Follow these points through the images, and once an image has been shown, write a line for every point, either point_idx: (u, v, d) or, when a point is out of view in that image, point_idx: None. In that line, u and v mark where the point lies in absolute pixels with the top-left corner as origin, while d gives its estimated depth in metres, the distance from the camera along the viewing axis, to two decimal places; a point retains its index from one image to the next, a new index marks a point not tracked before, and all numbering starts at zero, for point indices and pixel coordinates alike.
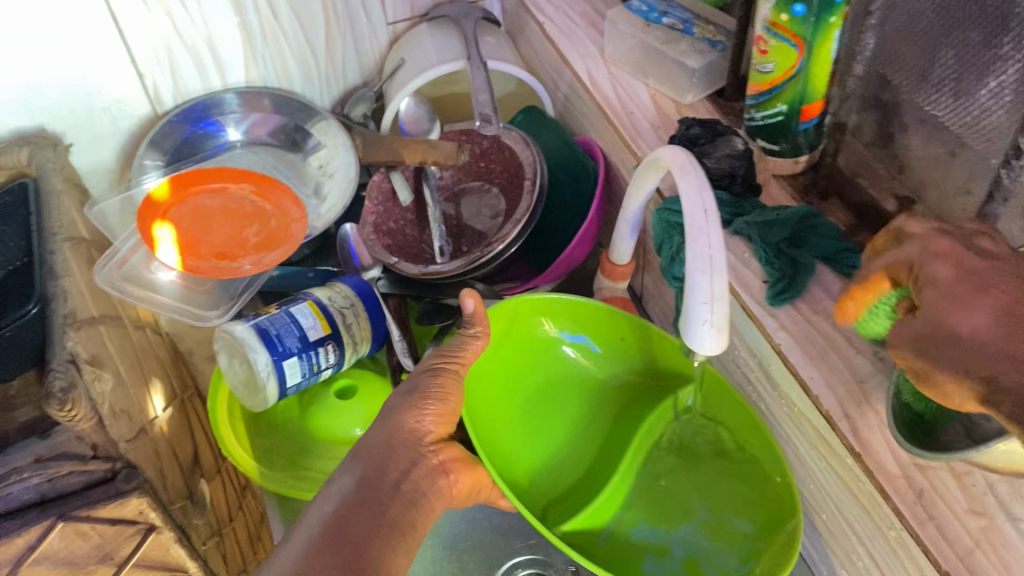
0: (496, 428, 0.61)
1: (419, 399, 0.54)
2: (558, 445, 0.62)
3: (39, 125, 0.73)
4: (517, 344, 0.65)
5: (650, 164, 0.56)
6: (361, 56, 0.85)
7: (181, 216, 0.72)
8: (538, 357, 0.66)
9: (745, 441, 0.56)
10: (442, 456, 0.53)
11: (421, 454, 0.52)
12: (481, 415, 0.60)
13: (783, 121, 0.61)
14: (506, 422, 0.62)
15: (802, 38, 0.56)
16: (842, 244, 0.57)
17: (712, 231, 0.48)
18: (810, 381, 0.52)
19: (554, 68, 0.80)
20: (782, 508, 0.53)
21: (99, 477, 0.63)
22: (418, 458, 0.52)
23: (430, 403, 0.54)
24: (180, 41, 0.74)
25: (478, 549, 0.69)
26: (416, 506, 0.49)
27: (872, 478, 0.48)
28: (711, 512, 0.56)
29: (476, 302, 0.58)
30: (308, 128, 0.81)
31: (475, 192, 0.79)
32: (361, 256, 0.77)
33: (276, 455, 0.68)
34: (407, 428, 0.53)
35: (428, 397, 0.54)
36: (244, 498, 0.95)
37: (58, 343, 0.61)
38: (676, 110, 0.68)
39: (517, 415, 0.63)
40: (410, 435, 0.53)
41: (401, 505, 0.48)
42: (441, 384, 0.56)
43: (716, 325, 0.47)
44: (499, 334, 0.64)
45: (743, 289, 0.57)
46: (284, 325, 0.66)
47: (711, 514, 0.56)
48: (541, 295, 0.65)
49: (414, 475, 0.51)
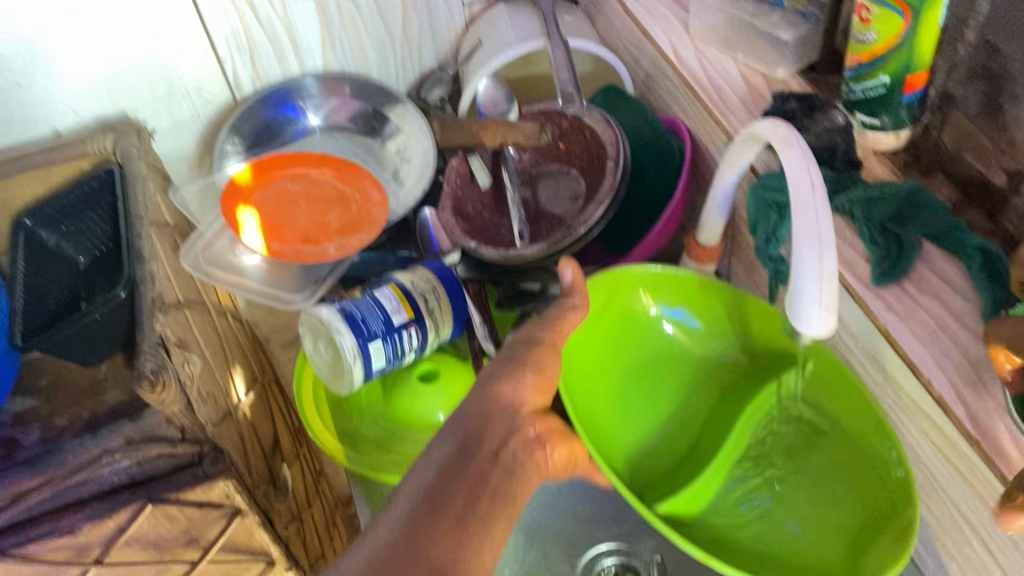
0: (594, 403, 0.62)
1: (517, 368, 0.53)
2: (654, 422, 0.63)
3: (121, 112, 0.73)
4: (615, 319, 0.67)
5: (750, 136, 0.53)
6: (435, 37, 0.84)
7: (264, 201, 0.74)
8: (638, 330, 0.67)
9: (857, 428, 0.55)
10: (539, 427, 0.51)
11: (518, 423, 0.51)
12: (579, 388, 0.62)
13: (885, 95, 0.57)
14: (600, 394, 0.64)
15: (908, 4, 0.53)
16: (949, 220, 0.54)
17: (821, 205, 0.46)
18: (920, 364, 0.50)
19: (634, 45, 0.78)
20: (891, 502, 0.52)
21: (185, 461, 0.63)
22: (515, 426, 0.50)
23: (528, 373, 0.53)
24: (258, 25, 0.73)
25: (562, 537, 0.69)
26: (515, 476, 0.48)
27: (991, 465, 0.46)
28: (815, 503, 0.57)
29: (575, 272, 0.58)
30: (386, 114, 0.82)
31: (554, 175, 0.76)
32: (441, 239, 0.78)
33: (362, 439, 0.69)
34: (505, 397, 0.52)
35: (525, 366, 0.54)
36: (319, 484, 0.96)
37: (146, 326, 0.61)
38: (767, 84, 0.66)
39: (613, 390, 0.64)
40: (506, 405, 0.51)
41: (500, 475, 0.47)
42: (539, 355, 0.55)
43: (825, 306, 0.45)
44: (598, 308, 0.65)
45: (847, 269, 0.54)
46: (369, 307, 0.66)
47: (813, 499, 0.57)
48: (640, 267, 0.65)
49: (512, 445, 0.49)
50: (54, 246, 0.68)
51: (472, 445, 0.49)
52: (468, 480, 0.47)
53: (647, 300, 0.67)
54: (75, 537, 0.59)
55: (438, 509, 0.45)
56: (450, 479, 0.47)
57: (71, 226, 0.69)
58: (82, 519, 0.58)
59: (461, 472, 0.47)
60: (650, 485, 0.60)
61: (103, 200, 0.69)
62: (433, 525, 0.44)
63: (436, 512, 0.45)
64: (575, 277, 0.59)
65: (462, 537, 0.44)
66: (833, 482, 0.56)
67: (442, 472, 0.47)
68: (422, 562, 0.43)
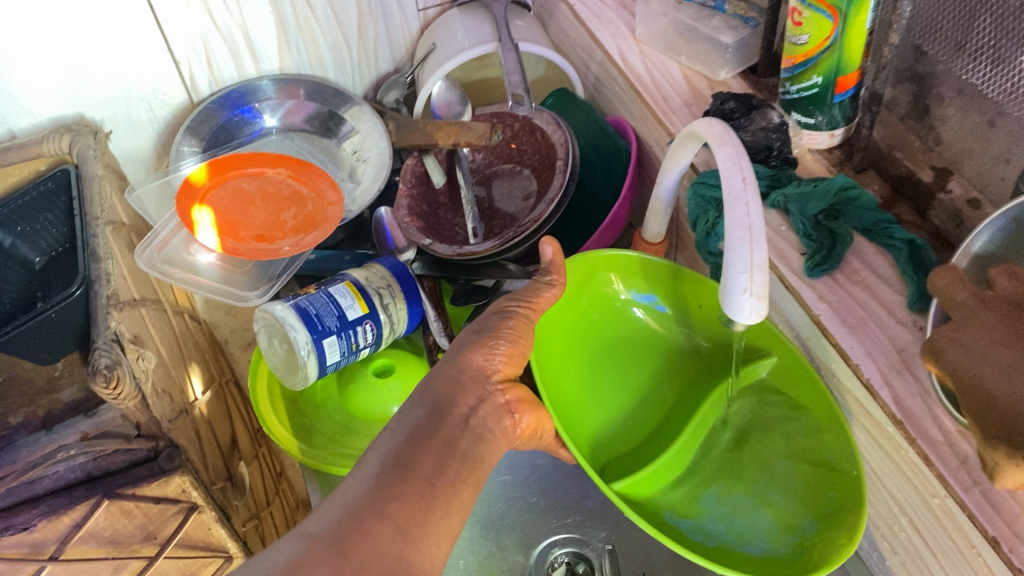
0: (561, 384, 0.63)
1: (489, 339, 0.56)
2: (619, 408, 0.64)
3: (78, 113, 0.74)
4: (586, 302, 0.68)
5: (688, 136, 0.55)
6: (391, 42, 0.86)
7: (219, 200, 0.75)
8: (609, 316, 0.68)
9: (812, 413, 0.57)
10: (508, 395, 0.55)
11: (489, 391, 0.54)
12: (548, 368, 0.63)
13: (818, 94, 0.60)
14: (569, 375, 0.64)
15: (836, 8, 0.55)
16: (879, 215, 0.57)
17: (750, 200, 0.48)
18: (850, 351, 0.52)
19: (585, 49, 0.80)
20: (840, 488, 0.53)
21: (142, 456, 0.64)
22: (485, 395, 0.54)
23: (501, 343, 0.56)
24: (216, 32, 0.75)
25: (516, 528, 0.71)
26: (484, 441, 0.52)
27: (915, 445, 0.48)
28: (770, 488, 0.57)
29: (555, 249, 0.61)
30: (341, 115, 0.83)
31: (506, 175, 0.80)
32: (396, 237, 0.79)
33: (316, 434, 0.70)
34: (477, 366, 0.55)
35: (499, 337, 0.57)
36: (280, 483, 0.97)
37: (101, 324, 0.62)
38: (709, 86, 0.69)
39: (581, 373, 0.65)
40: (479, 371, 0.55)
41: (470, 439, 0.51)
42: (511, 327, 0.57)
43: (755, 295, 0.47)
44: (571, 290, 0.67)
45: (780, 260, 0.57)
46: (323, 304, 0.67)
47: (770, 480, 0.58)
48: (616, 252, 0.66)
49: (481, 411, 0.53)
50: (9, 246, 0.70)
51: (438, 416, 0.51)
52: (440, 439, 0.50)
53: (619, 286, 0.68)
54: (31, 533, 0.59)
55: (408, 469, 0.47)
56: (417, 444, 0.49)
57: (27, 226, 0.70)
58: (38, 515, 0.59)
59: (428, 441, 0.49)
60: (612, 466, 0.61)
61: (59, 201, 0.71)
62: (393, 495, 0.45)
63: (407, 471, 0.47)
64: (557, 256, 0.61)
65: (428, 497, 0.46)
66: (790, 472, 0.57)
67: (413, 434, 0.49)
68: (389, 518, 0.44)
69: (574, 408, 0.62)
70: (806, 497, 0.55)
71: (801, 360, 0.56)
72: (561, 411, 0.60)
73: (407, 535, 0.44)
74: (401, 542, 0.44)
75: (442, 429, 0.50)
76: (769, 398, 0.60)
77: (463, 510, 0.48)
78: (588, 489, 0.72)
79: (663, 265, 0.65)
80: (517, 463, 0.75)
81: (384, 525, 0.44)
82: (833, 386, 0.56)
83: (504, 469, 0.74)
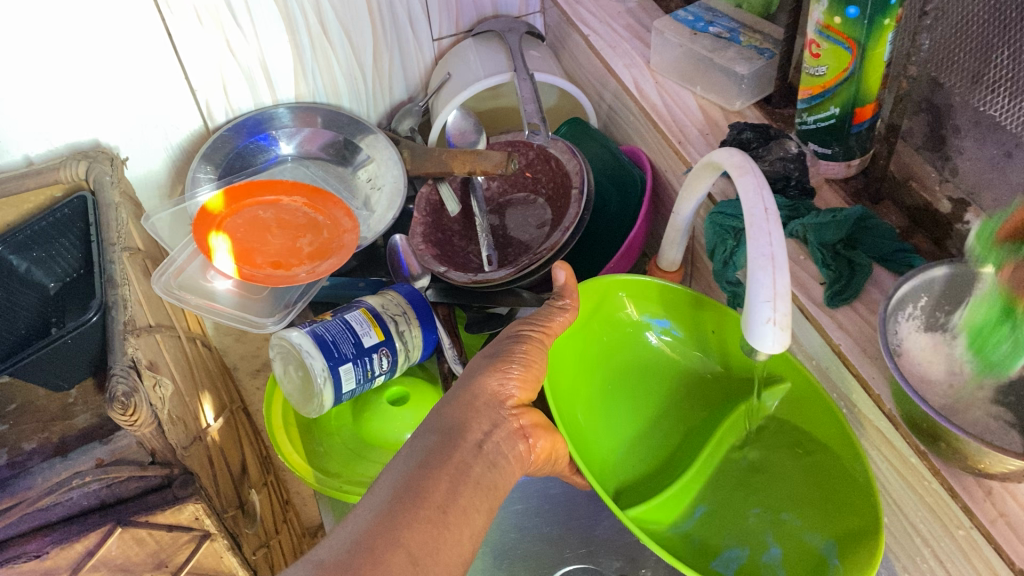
0: (576, 409, 0.63)
1: (503, 363, 0.56)
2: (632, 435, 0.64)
3: (93, 140, 0.75)
4: (602, 326, 0.68)
5: (706, 165, 0.56)
6: (406, 71, 0.87)
7: (236, 227, 0.75)
8: (623, 341, 0.68)
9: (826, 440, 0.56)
10: (523, 420, 0.55)
11: (503, 417, 0.54)
12: (563, 393, 0.62)
13: (835, 125, 0.60)
14: (582, 399, 0.64)
15: (855, 41, 0.55)
16: (897, 245, 0.57)
17: (773, 229, 0.48)
18: (872, 382, 0.52)
19: (599, 80, 0.81)
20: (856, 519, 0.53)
21: (156, 484, 0.64)
22: (499, 420, 0.54)
23: (514, 367, 0.56)
24: (235, 61, 0.75)
25: (529, 558, 0.70)
26: (497, 468, 0.51)
27: (938, 476, 0.48)
28: (784, 516, 0.57)
29: (567, 274, 0.61)
30: (357, 144, 0.83)
31: (521, 203, 0.80)
32: (411, 265, 0.79)
33: (331, 462, 0.70)
34: (490, 390, 0.55)
35: (512, 362, 0.56)
36: (286, 512, 0.99)
37: (118, 349, 0.62)
38: (725, 116, 0.69)
39: (595, 398, 0.65)
40: (492, 398, 0.55)
41: (483, 465, 0.50)
42: (524, 351, 0.57)
43: (779, 324, 0.47)
44: (586, 314, 0.67)
45: (802, 292, 0.57)
46: (340, 331, 0.67)
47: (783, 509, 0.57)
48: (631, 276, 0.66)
49: (495, 436, 0.52)
50: (24, 271, 0.71)
51: (452, 442, 0.51)
52: (455, 464, 0.49)
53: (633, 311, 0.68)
54: (42, 560, 0.60)
55: (422, 496, 0.46)
56: (431, 470, 0.48)
57: (42, 252, 0.71)
58: (49, 543, 0.60)
59: (439, 465, 0.49)
60: (625, 493, 0.61)
61: (76, 227, 0.72)
62: (408, 515, 0.45)
63: (420, 499, 0.46)
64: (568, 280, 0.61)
65: (441, 524, 0.45)
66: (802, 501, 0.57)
67: (425, 460, 0.49)
68: (403, 545, 0.44)
69: (587, 433, 0.62)
70: (819, 523, 0.55)
71: (814, 385, 0.56)
72: (576, 436, 0.60)
73: (419, 564, 0.43)
74: (414, 571, 0.43)
75: (455, 454, 0.50)
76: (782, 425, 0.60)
77: (475, 537, 0.47)
78: (601, 519, 0.72)
79: (677, 290, 0.65)
80: (529, 493, 0.74)
81: (397, 553, 0.43)
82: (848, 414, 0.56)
83: (516, 498, 0.74)
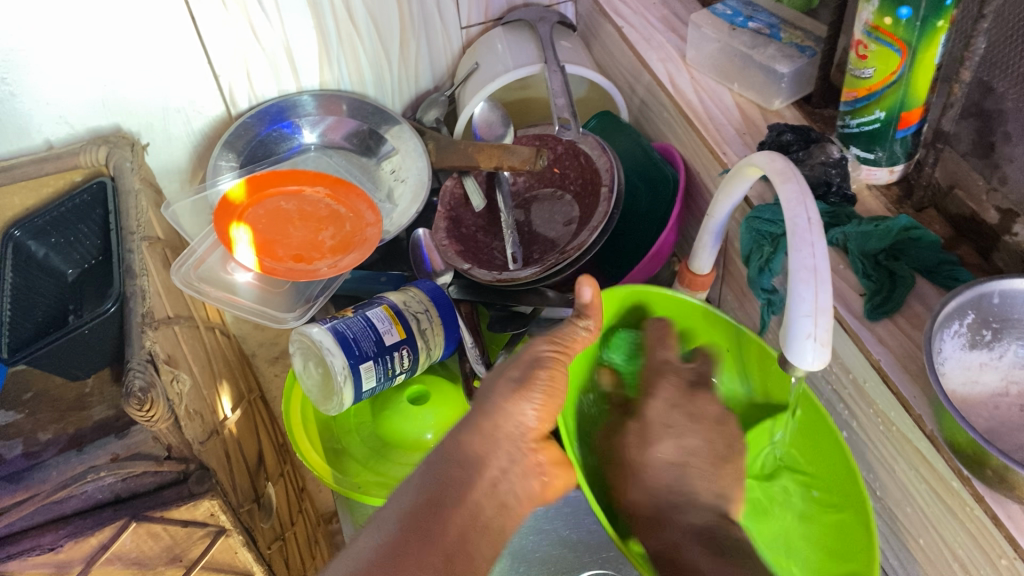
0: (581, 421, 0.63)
1: (508, 378, 0.52)
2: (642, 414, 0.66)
3: (115, 125, 0.73)
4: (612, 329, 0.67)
5: (747, 167, 0.53)
6: (433, 60, 0.85)
7: (258, 217, 0.73)
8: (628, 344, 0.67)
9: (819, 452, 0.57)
10: (540, 456, 0.51)
11: (519, 450, 0.49)
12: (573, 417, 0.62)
13: (879, 130, 0.58)
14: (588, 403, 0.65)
15: (905, 43, 0.53)
16: (942, 257, 0.55)
17: (817, 241, 0.46)
18: (912, 401, 0.49)
19: (631, 72, 0.79)
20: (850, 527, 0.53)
21: (171, 478, 0.62)
22: (516, 456, 0.49)
23: (535, 394, 0.51)
24: (257, 45, 0.74)
25: (548, 562, 0.69)
26: (505, 508, 0.48)
27: (982, 503, 0.46)
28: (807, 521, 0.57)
29: (592, 291, 0.56)
30: (382, 134, 0.81)
31: (548, 199, 0.78)
32: (434, 260, 0.78)
33: (349, 461, 0.69)
34: (515, 422, 0.50)
35: (534, 388, 0.51)
36: (301, 502, 0.98)
37: (135, 343, 0.60)
38: (763, 116, 0.67)
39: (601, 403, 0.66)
40: (516, 429, 0.50)
41: (488, 485, 0.48)
42: (548, 377, 0.52)
43: (820, 340, 0.45)
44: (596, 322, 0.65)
45: (841, 304, 0.55)
46: (361, 329, 0.65)
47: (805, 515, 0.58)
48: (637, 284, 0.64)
49: (511, 474, 0.49)
50: (42, 257, 0.70)
51: (455, 458, 0.48)
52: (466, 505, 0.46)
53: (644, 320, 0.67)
54: (56, 554, 0.59)
55: (427, 538, 0.44)
56: (438, 507, 0.45)
57: (61, 238, 0.70)
58: (63, 536, 0.59)
59: (444, 483, 0.47)
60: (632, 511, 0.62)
61: (95, 213, 0.71)
62: (421, 553, 0.43)
63: (427, 540, 0.44)
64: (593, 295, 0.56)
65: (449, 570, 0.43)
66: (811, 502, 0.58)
67: (422, 476, 0.47)
68: None
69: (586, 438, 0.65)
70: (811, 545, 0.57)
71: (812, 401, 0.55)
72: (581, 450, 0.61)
73: None
74: None
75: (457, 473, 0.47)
76: (786, 444, 0.60)
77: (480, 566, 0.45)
78: None
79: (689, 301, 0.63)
80: None
81: None
82: (879, 430, 0.54)
83: None
